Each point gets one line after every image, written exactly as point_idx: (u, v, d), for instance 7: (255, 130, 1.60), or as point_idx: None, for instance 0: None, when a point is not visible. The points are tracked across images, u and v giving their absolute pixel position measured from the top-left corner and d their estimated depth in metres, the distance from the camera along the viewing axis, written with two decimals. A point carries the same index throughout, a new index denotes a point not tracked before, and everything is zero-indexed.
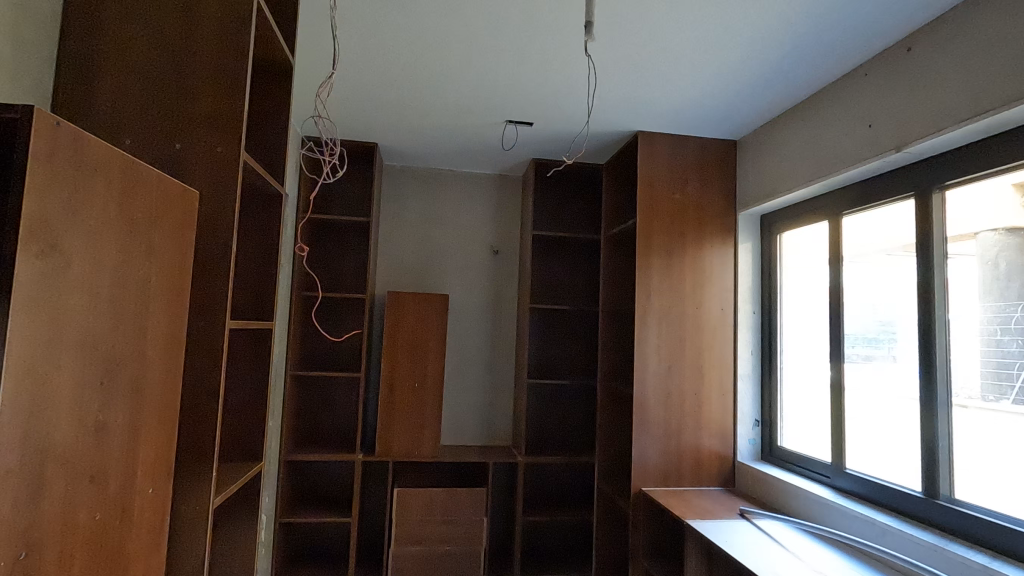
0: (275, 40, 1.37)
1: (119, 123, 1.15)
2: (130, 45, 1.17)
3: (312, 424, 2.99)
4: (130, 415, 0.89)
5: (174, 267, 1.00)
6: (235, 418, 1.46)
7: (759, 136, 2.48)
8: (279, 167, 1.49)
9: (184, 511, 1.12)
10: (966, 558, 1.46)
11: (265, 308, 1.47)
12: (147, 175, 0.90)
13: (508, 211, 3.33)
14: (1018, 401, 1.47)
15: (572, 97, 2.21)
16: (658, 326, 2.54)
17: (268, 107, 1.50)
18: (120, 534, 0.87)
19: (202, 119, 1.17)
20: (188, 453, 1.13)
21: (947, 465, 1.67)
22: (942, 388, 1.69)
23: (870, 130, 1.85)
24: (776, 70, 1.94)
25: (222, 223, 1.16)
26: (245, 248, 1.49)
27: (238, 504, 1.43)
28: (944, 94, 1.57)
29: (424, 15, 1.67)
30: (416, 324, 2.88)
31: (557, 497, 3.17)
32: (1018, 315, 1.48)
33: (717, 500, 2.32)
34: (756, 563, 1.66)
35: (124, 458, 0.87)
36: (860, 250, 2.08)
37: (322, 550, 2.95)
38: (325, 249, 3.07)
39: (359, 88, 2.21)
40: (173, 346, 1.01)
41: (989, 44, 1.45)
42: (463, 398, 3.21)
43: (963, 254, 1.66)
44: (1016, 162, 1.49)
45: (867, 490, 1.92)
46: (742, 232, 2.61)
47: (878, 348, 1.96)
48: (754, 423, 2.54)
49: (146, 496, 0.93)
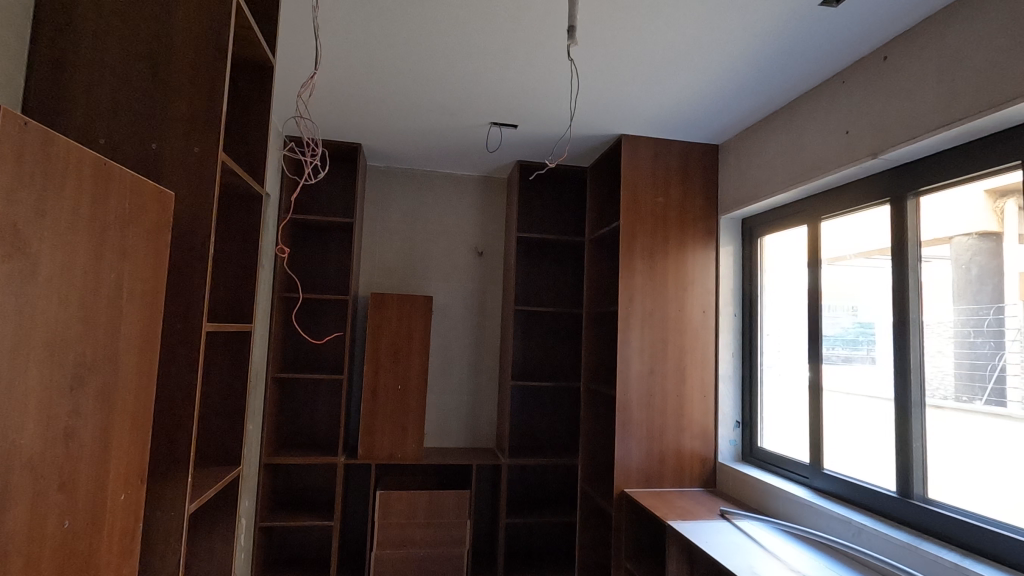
0: (256, 40, 1.36)
1: (94, 123, 1.13)
2: (104, 44, 1.15)
3: (293, 426, 2.96)
4: (102, 419, 0.87)
5: (149, 269, 0.98)
6: (212, 420, 1.44)
7: (739, 141, 2.51)
8: (259, 167, 1.47)
9: (159, 517, 1.10)
10: (938, 557, 1.49)
11: (244, 309, 1.45)
12: (120, 176, 0.89)
13: (493, 211, 3.34)
14: (991, 402, 1.51)
15: (557, 100, 2.21)
16: (641, 329, 2.55)
17: (249, 107, 1.48)
18: (89, 542, 0.85)
19: (179, 119, 1.15)
20: (161, 457, 1.11)
21: (921, 465, 1.71)
22: (916, 388, 1.73)
23: (847, 136, 1.88)
24: (756, 76, 1.97)
25: (200, 224, 1.14)
26: (224, 249, 1.47)
27: (216, 508, 1.41)
28: (919, 102, 1.61)
29: (408, 16, 1.66)
30: (400, 326, 2.87)
31: (540, 498, 3.17)
32: (991, 317, 1.52)
33: (698, 501, 2.34)
34: (737, 564, 1.67)
35: (93, 465, 0.85)
36: (839, 253, 2.11)
37: (303, 553, 2.92)
38: (308, 249, 3.04)
39: (342, 88, 2.19)
40: (147, 350, 0.99)
41: (962, 54, 1.48)
42: (446, 400, 3.20)
43: (937, 258, 1.70)
44: (987, 169, 1.53)
45: (844, 490, 1.95)
46: (724, 235, 2.64)
47: (856, 350, 1.99)
48: (735, 423, 2.58)
49: (118, 503, 0.91)
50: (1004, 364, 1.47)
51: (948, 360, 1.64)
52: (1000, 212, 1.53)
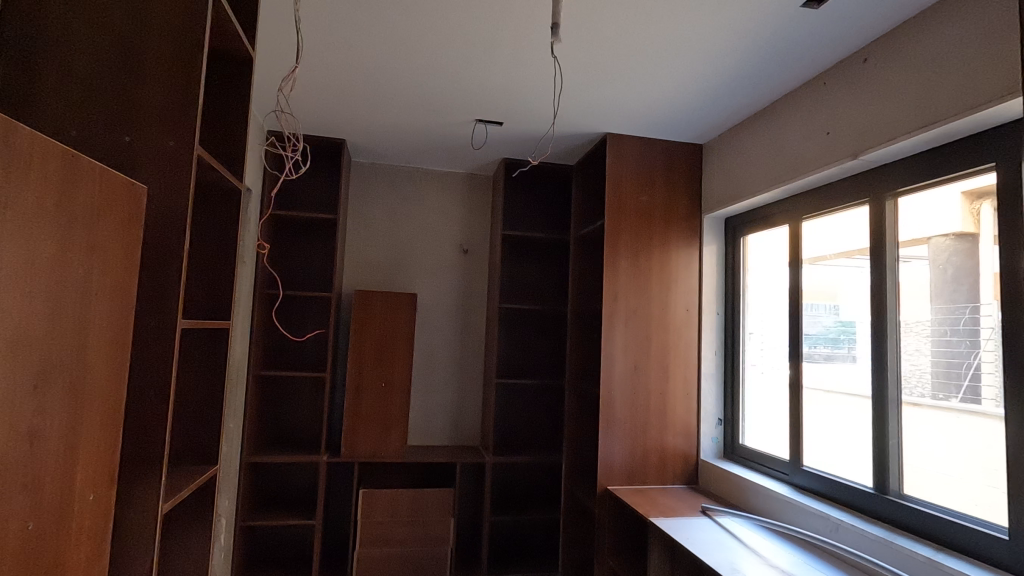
0: (234, 31, 1.33)
1: (65, 115, 1.11)
2: (75, 31, 1.12)
3: (275, 424, 2.93)
4: (68, 419, 0.85)
5: (119, 266, 0.95)
6: (188, 420, 1.41)
7: (723, 141, 2.53)
8: (237, 162, 1.44)
9: (131, 516, 1.08)
10: (912, 551, 1.52)
11: (222, 307, 1.43)
12: (89, 169, 0.87)
13: (478, 208, 3.33)
14: (966, 399, 1.54)
15: (541, 98, 2.21)
16: (625, 327, 2.56)
17: (226, 99, 1.45)
18: (55, 542, 0.83)
19: (154, 112, 1.13)
20: (135, 457, 1.09)
21: (897, 461, 1.74)
22: (893, 386, 1.76)
23: (828, 137, 1.90)
24: (737, 76, 1.98)
25: (175, 220, 1.12)
26: (201, 245, 1.44)
27: (191, 508, 1.39)
28: (897, 104, 1.64)
29: (391, 10, 1.64)
30: (384, 324, 2.85)
31: (524, 496, 3.18)
32: (966, 317, 1.55)
33: (680, 498, 2.36)
34: (717, 560, 1.68)
35: (59, 465, 0.83)
36: (821, 253, 2.14)
37: (285, 552, 2.90)
38: (290, 246, 3.01)
39: (324, 83, 2.17)
40: (118, 349, 0.97)
41: (939, 57, 1.51)
42: (431, 398, 3.19)
43: (916, 258, 1.74)
44: (962, 172, 1.56)
45: (822, 486, 1.98)
46: (707, 234, 2.66)
47: (837, 348, 2.02)
48: (717, 421, 2.60)
49: (86, 503, 0.89)
50: (979, 362, 1.50)
51: (925, 359, 1.67)
52: (977, 213, 1.55)
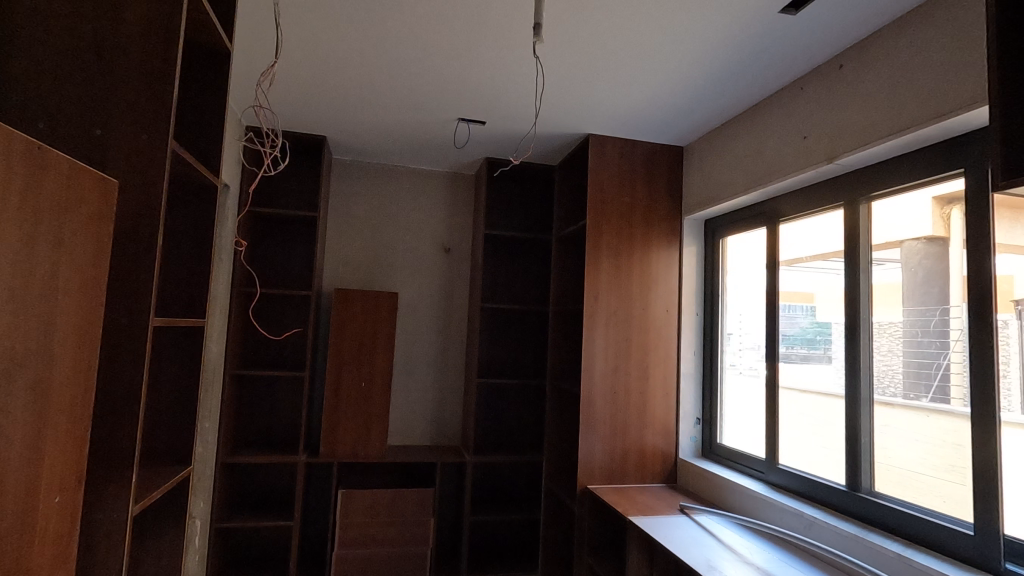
0: (212, 24, 1.31)
1: (34, 106, 1.08)
2: (45, 17, 1.09)
3: (252, 424, 2.89)
4: (33, 419, 0.82)
5: (87, 261, 0.93)
6: (161, 419, 1.38)
7: (703, 143, 2.57)
8: (213, 157, 1.42)
9: (100, 518, 1.05)
10: (882, 547, 1.55)
11: (196, 303, 1.40)
12: (58, 164, 0.84)
13: (461, 208, 3.32)
14: (935, 399, 1.59)
15: (523, 98, 2.22)
16: (606, 327, 2.58)
17: (202, 94, 1.42)
18: (18, 546, 0.80)
19: (126, 106, 1.10)
20: (104, 457, 1.06)
21: (868, 459, 1.79)
22: (866, 386, 1.81)
23: (805, 141, 1.94)
24: (717, 80, 2.01)
25: (147, 216, 1.09)
26: (176, 242, 1.41)
27: (163, 509, 1.36)
28: (871, 110, 1.68)
29: (371, 6, 1.62)
30: (364, 323, 2.82)
31: (505, 495, 3.18)
32: (936, 319, 1.59)
33: (659, 496, 2.38)
34: (695, 558, 1.70)
35: (23, 463, 0.81)
36: (797, 255, 2.18)
37: (260, 554, 2.85)
38: (269, 243, 2.97)
39: (304, 78, 2.14)
40: (86, 346, 0.94)
41: (911, 66, 1.55)
42: (412, 398, 3.17)
43: (888, 261, 1.78)
44: (933, 177, 1.60)
45: (796, 483, 2.02)
46: (687, 235, 2.69)
47: (813, 348, 2.06)
48: (696, 421, 2.64)
49: (51, 504, 0.87)
50: (948, 363, 1.54)
51: (896, 359, 1.72)
52: (947, 218, 1.59)
